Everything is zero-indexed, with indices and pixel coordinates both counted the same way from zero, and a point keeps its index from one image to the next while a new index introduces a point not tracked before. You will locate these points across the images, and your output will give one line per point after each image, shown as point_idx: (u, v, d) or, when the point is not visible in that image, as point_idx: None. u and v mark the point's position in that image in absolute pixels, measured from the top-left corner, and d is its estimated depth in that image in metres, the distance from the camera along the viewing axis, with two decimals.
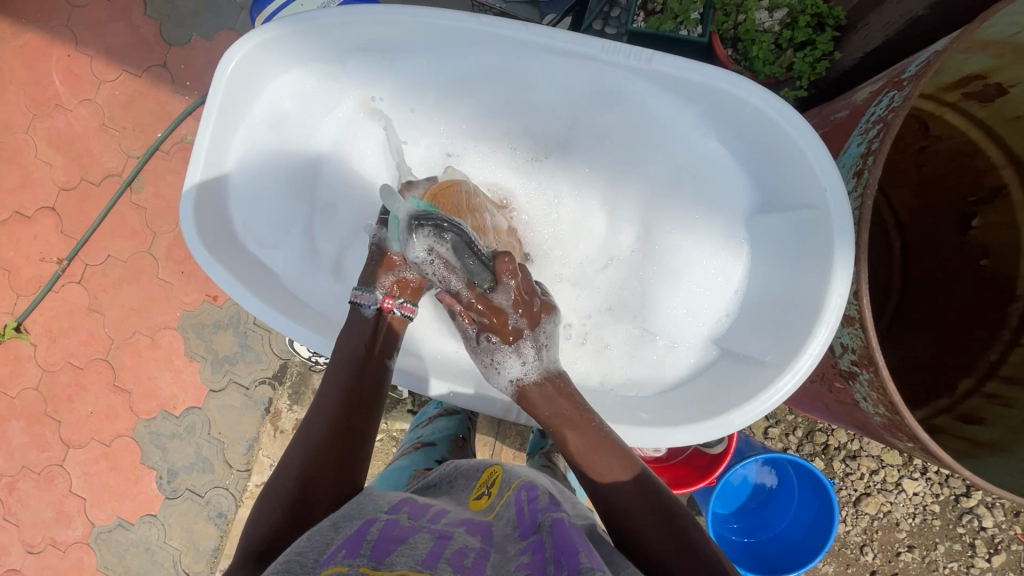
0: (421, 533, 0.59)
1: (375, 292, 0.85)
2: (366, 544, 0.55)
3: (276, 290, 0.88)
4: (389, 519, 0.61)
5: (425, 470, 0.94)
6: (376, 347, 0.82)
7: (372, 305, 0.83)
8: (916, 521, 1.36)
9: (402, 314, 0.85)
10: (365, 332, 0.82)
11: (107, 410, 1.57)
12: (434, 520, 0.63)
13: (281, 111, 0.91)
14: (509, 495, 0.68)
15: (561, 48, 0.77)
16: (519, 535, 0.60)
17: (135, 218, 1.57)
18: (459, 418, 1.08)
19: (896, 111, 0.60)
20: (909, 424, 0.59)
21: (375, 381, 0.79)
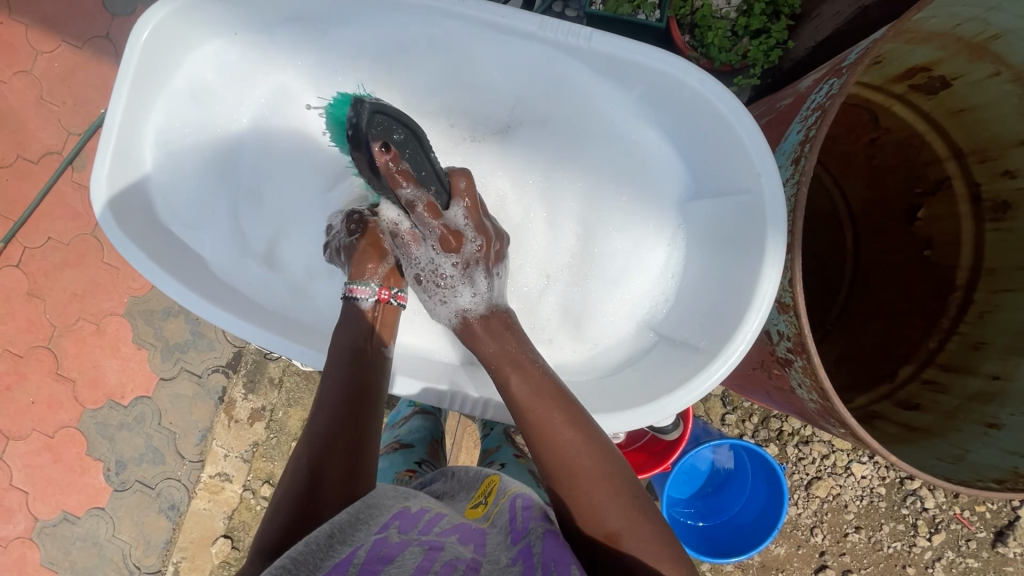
0: (412, 548, 0.55)
1: (371, 284, 0.84)
2: (353, 565, 0.51)
3: (198, 273, 0.85)
4: (378, 538, 0.56)
5: (408, 471, 0.96)
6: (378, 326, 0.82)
7: (371, 297, 0.83)
8: (864, 503, 1.41)
9: (398, 304, 0.86)
10: (361, 316, 0.82)
11: (50, 399, 1.49)
12: (427, 531, 0.59)
13: (207, 84, 0.88)
14: (503, 503, 0.64)
15: (500, 24, 0.75)
16: (510, 542, 0.58)
17: (77, 199, 1.49)
18: (431, 418, 1.10)
19: (834, 98, 0.59)
20: (838, 409, 0.59)
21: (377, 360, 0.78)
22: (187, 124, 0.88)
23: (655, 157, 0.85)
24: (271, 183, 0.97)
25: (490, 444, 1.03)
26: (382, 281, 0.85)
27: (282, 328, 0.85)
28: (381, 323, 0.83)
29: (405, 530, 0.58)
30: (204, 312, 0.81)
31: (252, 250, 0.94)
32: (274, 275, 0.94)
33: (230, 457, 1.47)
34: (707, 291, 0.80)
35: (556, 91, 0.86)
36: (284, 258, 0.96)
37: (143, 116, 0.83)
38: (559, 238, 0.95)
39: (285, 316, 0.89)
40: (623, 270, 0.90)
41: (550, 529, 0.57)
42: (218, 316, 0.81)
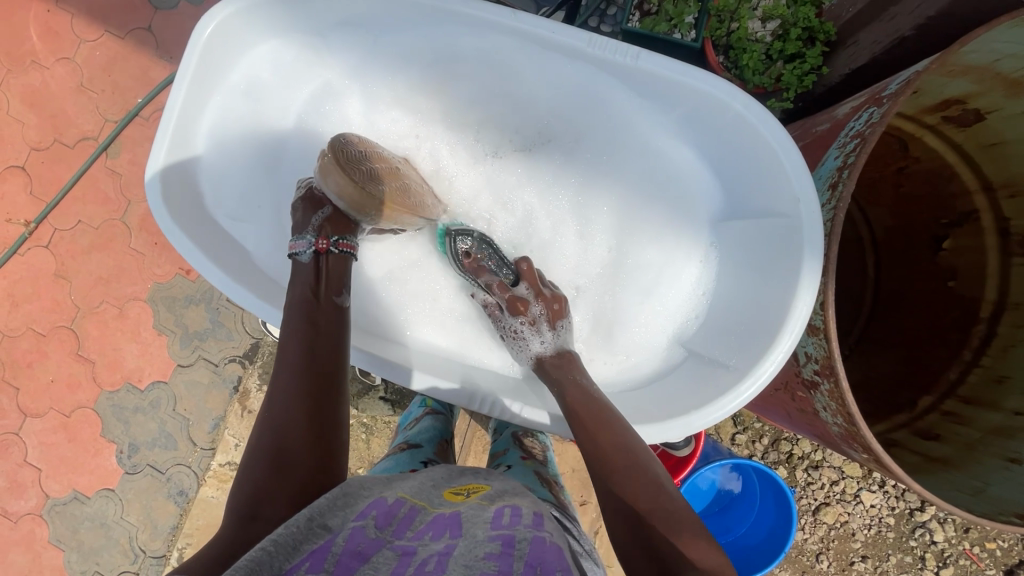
0: (385, 550, 0.55)
1: (307, 237, 0.84)
2: (331, 558, 0.51)
3: (244, 267, 0.86)
4: (356, 528, 0.57)
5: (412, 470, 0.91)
6: (326, 288, 0.81)
7: (307, 248, 0.83)
8: (872, 532, 1.40)
9: (341, 250, 0.85)
10: (311, 278, 0.82)
11: (69, 379, 1.52)
12: (401, 533, 0.59)
13: (258, 83, 0.91)
14: (490, 504, 0.65)
15: (546, 38, 0.76)
16: (492, 531, 0.58)
17: (110, 184, 1.52)
18: (439, 421, 1.09)
19: (873, 126, 0.59)
20: (864, 434, 0.59)
21: (328, 321, 0.78)
22: (236, 122, 0.91)
23: (688, 177, 0.87)
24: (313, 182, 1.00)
25: (497, 449, 1.00)
26: (318, 230, 0.85)
27: None
28: (324, 273, 0.83)
29: (381, 525, 0.59)
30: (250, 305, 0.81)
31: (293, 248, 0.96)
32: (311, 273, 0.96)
33: (241, 447, 1.49)
34: (735, 311, 0.82)
35: (595, 106, 0.87)
36: None
37: (195, 112, 0.86)
38: (591, 252, 0.98)
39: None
40: (654, 282, 0.93)
41: (537, 535, 0.57)
42: (261, 311, 0.82)
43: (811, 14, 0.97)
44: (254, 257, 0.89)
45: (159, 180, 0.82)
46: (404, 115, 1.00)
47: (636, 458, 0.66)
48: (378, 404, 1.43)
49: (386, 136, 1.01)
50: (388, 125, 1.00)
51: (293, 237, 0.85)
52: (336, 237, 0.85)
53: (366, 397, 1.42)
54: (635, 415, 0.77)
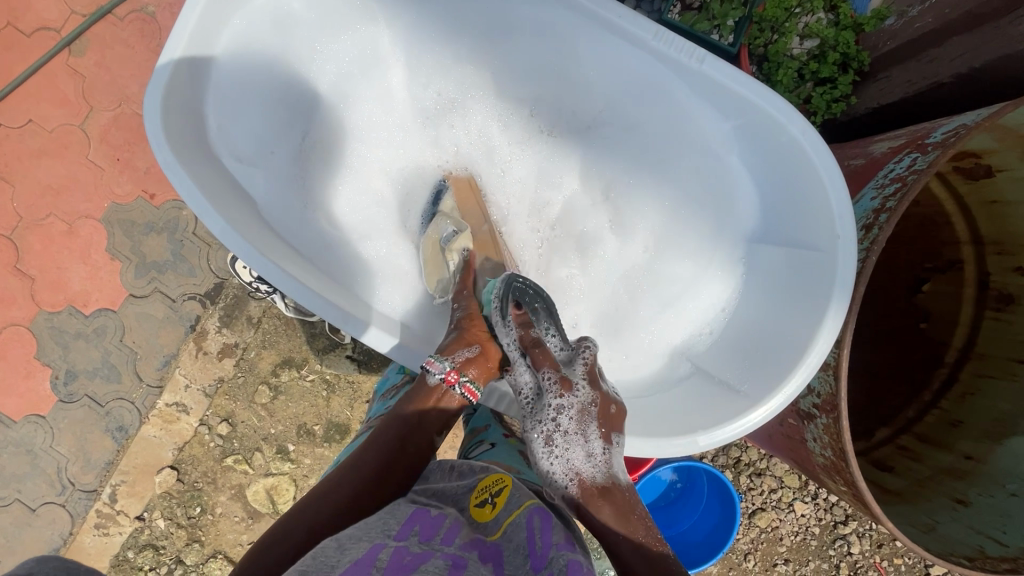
0: (435, 560, 0.53)
1: (444, 361, 0.75)
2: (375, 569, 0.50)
3: (246, 216, 0.79)
4: (399, 544, 0.55)
5: None
6: (434, 411, 0.74)
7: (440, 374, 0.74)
8: (798, 539, 1.45)
9: (464, 394, 0.75)
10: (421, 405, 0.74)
11: (4, 293, 1.38)
12: (449, 542, 0.57)
13: (286, 13, 0.84)
14: (519, 516, 0.61)
15: (609, 21, 0.73)
16: (531, 568, 0.55)
17: (69, 85, 1.36)
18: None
19: (918, 174, 0.60)
20: (850, 470, 0.62)
21: (416, 456, 0.73)
22: (257, 51, 0.83)
23: (722, 193, 0.84)
24: (328, 132, 0.95)
25: (478, 423, 0.96)
26: (456, 365, 0.75)
27: (324, 289, 0.80)
28: (437, 404, 0.74)
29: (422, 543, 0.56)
30: (251, 260, 0.74)
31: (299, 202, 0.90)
32: (320, 233, 0.90)
33: (191, 389, 1.39)
34: (747, 335, 0.82)
35: (640, 103, 0.84)
36: (332, 218, 0.94)
37: (212, 33, 0.78)
38: (619, 247, 0.98)
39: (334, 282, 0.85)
40: (675, 296, 0.91)
41: (573, 560, 0.54)
42: (261, 268, 0.75)
43: (850, 39, 0.95)
44: (258, 206, 0.83)
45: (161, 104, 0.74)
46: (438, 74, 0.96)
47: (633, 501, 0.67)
48: (343, 362, 1.40)
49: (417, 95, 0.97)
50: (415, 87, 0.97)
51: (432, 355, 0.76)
52: (469, 379, 0.75)
53: (332, 354, 1.37)
54: (641, 425, 0.77)
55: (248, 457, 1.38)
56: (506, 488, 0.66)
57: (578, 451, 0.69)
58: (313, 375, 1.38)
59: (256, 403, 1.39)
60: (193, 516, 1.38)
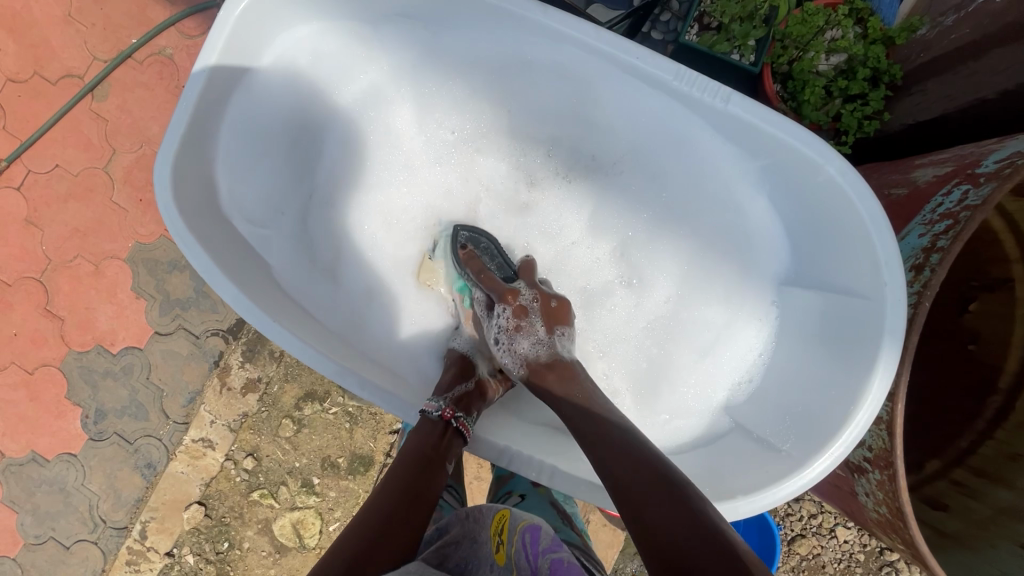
0: None
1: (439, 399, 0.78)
2: None
3: (262, 281, 0.78)
4: None
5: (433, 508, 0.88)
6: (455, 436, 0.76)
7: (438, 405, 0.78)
8: (841, 567, 1.32)
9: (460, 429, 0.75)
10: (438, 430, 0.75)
11: (34, 334, 1.40)
12: None
13: (296, 69, 0.84)
14: (516, 538, 0.62)
15: (629, 64, 0.71)
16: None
17: (93, 129, 1.38)
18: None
19: (970, 210, 0.56)
20: (910, 531, 0.57)
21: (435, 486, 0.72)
22: (266, 111, 0.83)
23: (753, 236, 0.80)
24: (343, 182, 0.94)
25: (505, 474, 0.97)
26: (452, 401, 0.78)
27: (342, 351, 0.79)
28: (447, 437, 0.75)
29: None
30: (264, 324, 0.73)
31: (313, 257, 0.89)
32: (335, 290, 0.89)
33: (217, 425, 1.39)
34: (784, 386, 0.77)
35: (662, 145, 0.81)
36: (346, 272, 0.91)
37: (225, 96, 0.78)
38: (643, 299, 0.93)
39: (351, 342, 0.83)
40: (708, 344, 0.86)
41: (559, 561, 0.57)
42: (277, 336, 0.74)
43: (880, 53, 0.92)
44: (272, 267, 0.82)
45: (175, 175, 0.73)
46: (455, 119, 0.94)
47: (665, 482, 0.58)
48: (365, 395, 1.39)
49: (432, 142, 0.96)
50: (423, 139, 0.96)
51: (428, 397, 0.79)
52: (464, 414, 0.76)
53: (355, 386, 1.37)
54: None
55: (272, 492, 1.37)
56: (507, 521, 0.66)
57: (525, 342, 0.81)
58: (336, 408, 1.37)
59: (280, 437, 1.38)
60: (221, 552, 1.37)
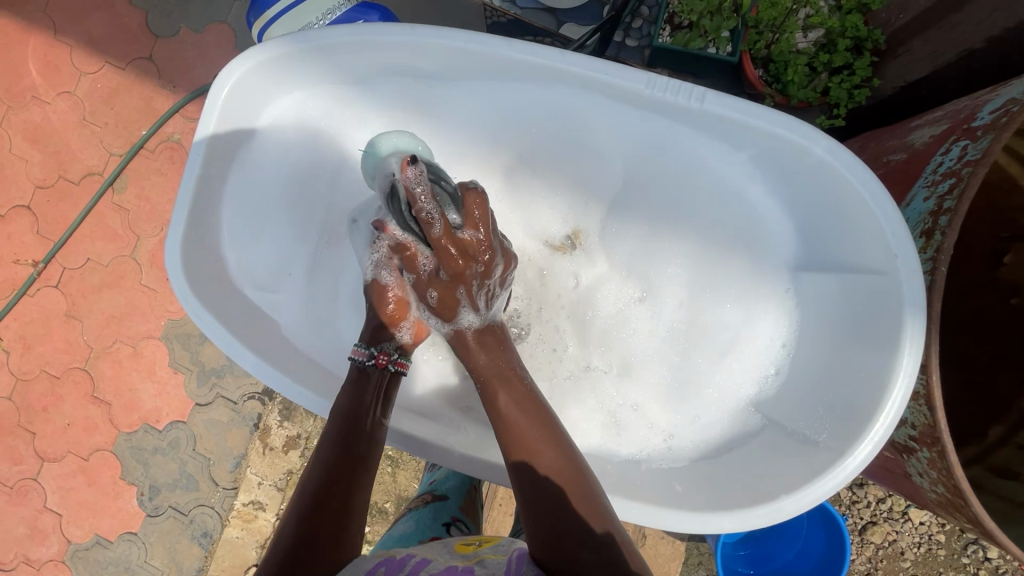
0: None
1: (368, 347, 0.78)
2: None
3: (279, 344, 0.80)
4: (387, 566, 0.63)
5: (433, 539, 0.84)
6: (379, 411, 0.74)
7: (367, 361, 0.76)
8: (922, 551, 1.23)
9: (397, 369, 0.78)
10: (366, 393, 0.74)
11: (85, 421, 1.46)
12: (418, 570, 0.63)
13: (285, 140, 0.84)
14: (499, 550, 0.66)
15: (599, 81, 0.70)
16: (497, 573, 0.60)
17: (117, 220, 1.45)
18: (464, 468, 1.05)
19: (973, 167, 0.55)
20: (974, 508, 0.55)
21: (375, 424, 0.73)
22: (264, 184, 0.84)
23: (755, 229, 0.80)
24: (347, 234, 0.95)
25: None
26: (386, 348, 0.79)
27: None
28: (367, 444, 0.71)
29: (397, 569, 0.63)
30: (284, 386, 0.75)
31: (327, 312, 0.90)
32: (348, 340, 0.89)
33: (264, 485, 1.42)
34: (818, 376, 0.75)
35: (649, 156, 0.82)
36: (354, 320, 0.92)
37: (220, 178, 0.79)
38: (655, 308, 0.90)
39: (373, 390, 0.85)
40: (726, 343, 0.84)
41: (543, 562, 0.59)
42: (300, 396, 0.76)
43: (858, 21, 0.90)
44: (285, 329, 0.83)
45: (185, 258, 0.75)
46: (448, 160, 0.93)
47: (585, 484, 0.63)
48: None
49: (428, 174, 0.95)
50: None
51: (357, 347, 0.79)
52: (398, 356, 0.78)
53: None
54: (714, 498, 0.69)
55: None
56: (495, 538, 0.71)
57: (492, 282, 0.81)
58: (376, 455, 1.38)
59: None
60: None
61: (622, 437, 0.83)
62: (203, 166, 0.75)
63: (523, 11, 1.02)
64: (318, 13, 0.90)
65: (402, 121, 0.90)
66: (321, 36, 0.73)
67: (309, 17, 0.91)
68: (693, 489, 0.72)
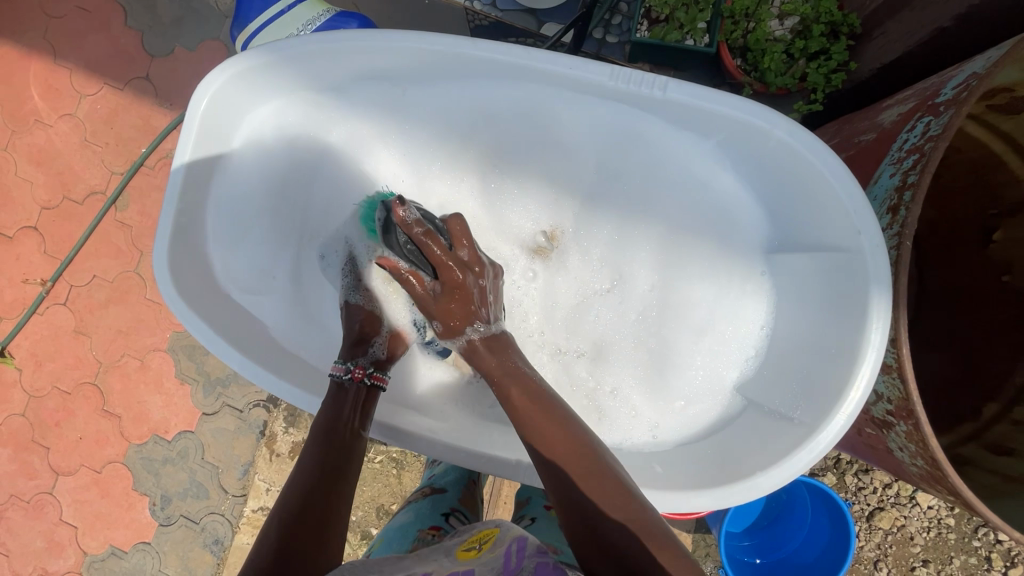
0: None
1: (345, 362, 0.81)
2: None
3: (267, 345, 0.83)
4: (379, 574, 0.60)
5: (431, 530, 0.86)
6: (358, 422, 0.76)
7: (343, 376, 0.79)
8: (932, 535, 1.22)
9: (374, 383, 0.80)
10: (344, 407, 0.77)
11: (97, 435, 1.49)
12: None
13: (263, 148, 0.86)
14: (500, 544, 0.64)
15: (566, 76, 0.71)
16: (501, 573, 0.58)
17: (120, 237, 1.49)
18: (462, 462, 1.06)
19: (934, 141, 0.56)
20: (951, 479, 0.56)
21: (355, 437, 0.75)
22: (247, 191, 0.86)
23: (723, 215, 0.82)
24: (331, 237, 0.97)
25: (521, 499, 0.98)
26: (358, 361, 0.82)
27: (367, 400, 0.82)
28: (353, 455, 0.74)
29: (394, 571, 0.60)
30: (273, 386, 0.78)
31: (315, 314, 0.92)
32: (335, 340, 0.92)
33: (272, 491, 1.44)
34: (796, 356, 0.75)
35: (624, 146, 0.83)
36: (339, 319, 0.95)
37: (203, 188, 0.81)
38: (630, 297, 0.92)
39: None
40: (702, 326, 0.86)
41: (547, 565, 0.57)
42: (289, 395, 0.79)
43: (831, 7, 0.91)
44: (274, 331, 0.86)
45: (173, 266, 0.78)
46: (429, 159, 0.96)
47: (597, 458, 0.62)
48: None
49: (408, 173, 0.97)
50: (404, 178, 0.97)
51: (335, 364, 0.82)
52: (372, 368, 0.81)
53: None
54: (693, 479, 0.71)
55: None
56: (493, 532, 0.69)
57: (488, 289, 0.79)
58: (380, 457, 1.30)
59: None
60: None
61: (603, 422, 0.86)
62: (185, 177, 0.77)
63: (503, 13, 1.05)
64: (298, 25, 0.93)
65: (382, 125, 0.92)
66: (293, 44, 0.75)
67: (291, 27, 0.93)
68: (674, 470, 0.75)
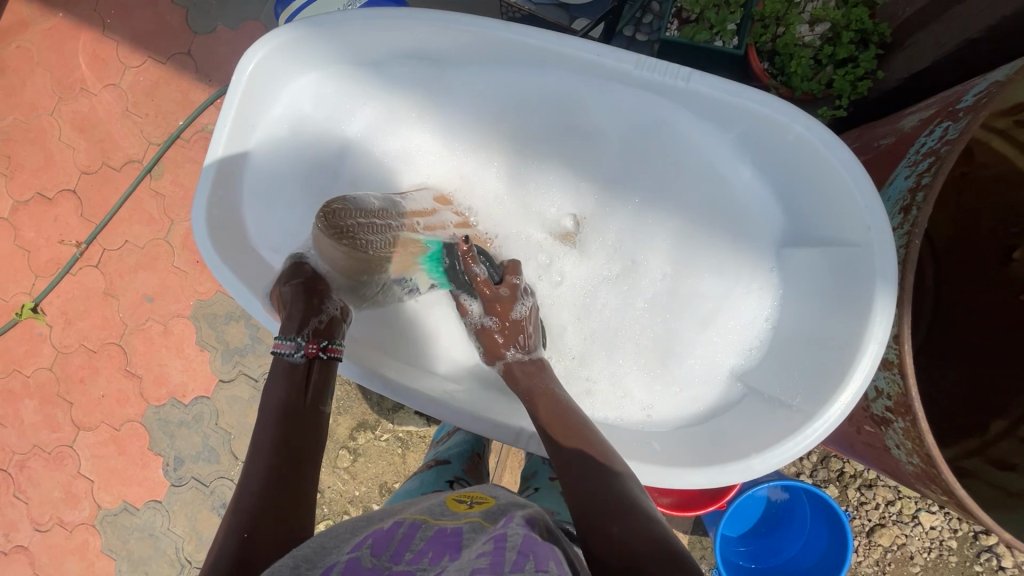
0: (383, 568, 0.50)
1: (295, 338, 0.76)
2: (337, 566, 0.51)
3: None
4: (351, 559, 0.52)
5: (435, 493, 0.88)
6: (315, 389, 0.75)
7: (295, 352, 0.75)
8: (932, 557, 1.21)
9: (329, 356, 0.77)
10: (300, 383, 0.75)
11: (118, 393, 1.55)
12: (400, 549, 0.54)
13: (301, 118, 0.90)
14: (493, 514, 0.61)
15: (593, 62, 0.73)
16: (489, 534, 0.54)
17: (153, 205, 1.55)
18: (468, 438, 1.08)
19: (950, 144, 0.57)
20: (944, 475, 0.58)
21: (314, 410, 0.73)
22: (281, 156, 0.90)
23: (738, 207, 0.85)
24: None
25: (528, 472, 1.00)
26: (313, 332, 0.77)
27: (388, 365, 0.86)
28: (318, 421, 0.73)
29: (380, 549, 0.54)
30: None
31: None
32: None
33: None
34: (800, 347, 0.77)
35: (647, 134, 0.86)
36: None
37: (241, 150, 0.85)
38: (642, 281, 0.94)
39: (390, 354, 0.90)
40: (709, 314, 0.89)
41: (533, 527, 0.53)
42: None
43: (863, 14, 0.91)
44: None
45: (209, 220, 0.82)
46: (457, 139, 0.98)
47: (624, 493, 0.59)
48: (413, 419, 1.30)
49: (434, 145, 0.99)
50: (428, 148, 0.99)
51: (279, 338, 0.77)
52: (327, 341, 0.77)
53: (402, 411, 1.29)
54: (690, 456, 0.73)
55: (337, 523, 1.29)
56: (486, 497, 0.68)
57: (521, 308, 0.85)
58: (386, 435, 1.29)
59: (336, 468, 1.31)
60: None
61: (602, 401, 0.89)
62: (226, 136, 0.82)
63: (535, 7, 1.07)
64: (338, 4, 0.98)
65: (413, 104, 0.95)
66: (334, 19, 0.78)
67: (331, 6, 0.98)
68: (671, 448, 0.77)
